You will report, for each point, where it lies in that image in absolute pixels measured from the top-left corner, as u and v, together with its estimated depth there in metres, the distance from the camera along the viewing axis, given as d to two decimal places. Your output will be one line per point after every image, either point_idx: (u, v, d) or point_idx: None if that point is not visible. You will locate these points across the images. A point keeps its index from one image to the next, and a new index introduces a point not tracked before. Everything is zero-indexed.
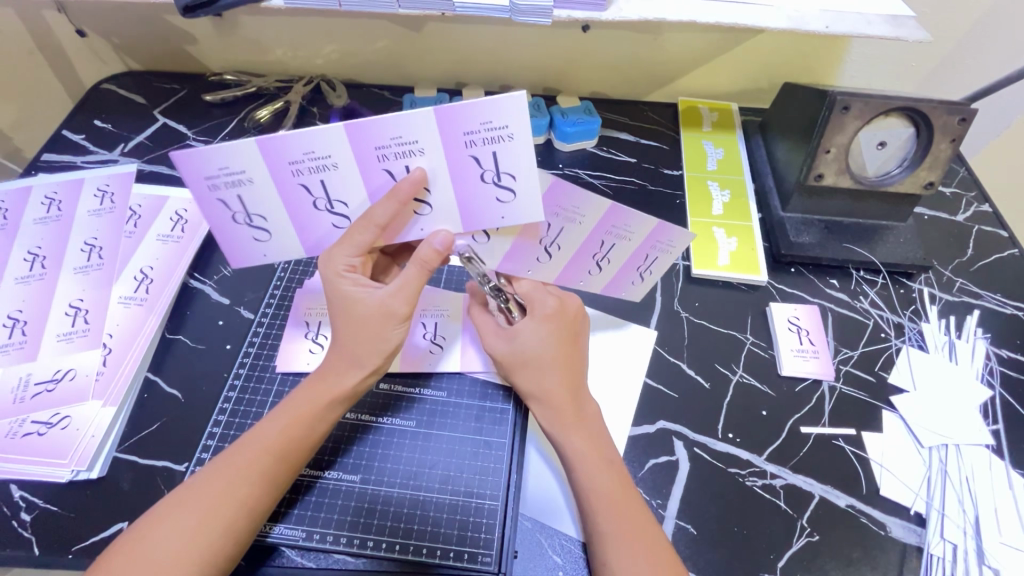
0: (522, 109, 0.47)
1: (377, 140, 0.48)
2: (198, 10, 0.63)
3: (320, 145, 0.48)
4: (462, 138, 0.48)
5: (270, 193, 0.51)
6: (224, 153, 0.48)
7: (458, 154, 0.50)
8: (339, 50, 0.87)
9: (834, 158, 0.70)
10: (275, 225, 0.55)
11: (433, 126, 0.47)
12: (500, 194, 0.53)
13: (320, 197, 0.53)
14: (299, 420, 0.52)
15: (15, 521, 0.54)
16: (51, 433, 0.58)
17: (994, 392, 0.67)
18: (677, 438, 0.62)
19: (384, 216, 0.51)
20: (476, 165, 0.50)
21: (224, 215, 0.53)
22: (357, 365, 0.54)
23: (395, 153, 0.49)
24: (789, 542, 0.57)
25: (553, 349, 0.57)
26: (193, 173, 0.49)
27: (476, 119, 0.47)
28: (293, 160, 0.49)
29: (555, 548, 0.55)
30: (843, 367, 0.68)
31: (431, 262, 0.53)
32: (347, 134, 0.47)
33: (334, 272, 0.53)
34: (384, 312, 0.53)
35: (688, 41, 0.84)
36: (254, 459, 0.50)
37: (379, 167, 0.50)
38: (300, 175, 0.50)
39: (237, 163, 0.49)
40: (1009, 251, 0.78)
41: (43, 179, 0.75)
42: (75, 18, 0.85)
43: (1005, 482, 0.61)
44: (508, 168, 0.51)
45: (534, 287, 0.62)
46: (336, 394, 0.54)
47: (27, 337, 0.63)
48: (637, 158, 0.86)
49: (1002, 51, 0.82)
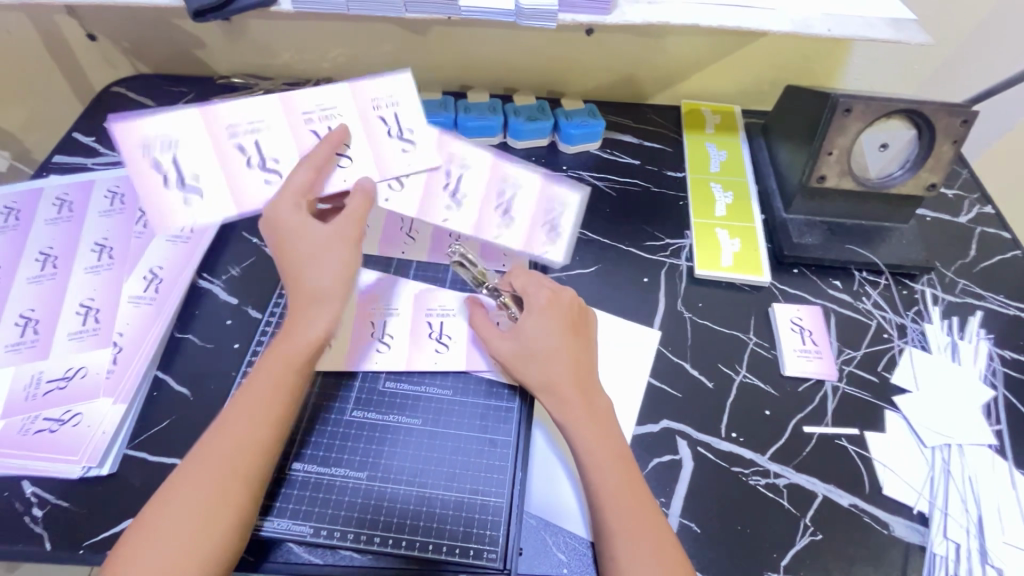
0: (399, 83, 0.62)
1: (302, 106, 0.59)
2: (209, 14, 0.64)
3: (251, 108, 0.57)
4: (368, 102, 0.61)
5: (205, 147, 0.56)
6: (166, 117, 0.55)
7: (366, 114, 0.60)
8: (346, 53, 0.88)
9: (837, 160, 0.71)
10: (206, 183, 0.56)
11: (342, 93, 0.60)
12: (406, 148, 0.62)
13: (253, 156, 0.57)
14: (284, 382, 0.53)
15: (26, 516, 0.55)
16: (62, 430, 0.58)
17: (997, 392, 0.67)
18: (681, 437, 0.63)
19: (319, 159, 0.56)
20: (383, 125, 0.61)
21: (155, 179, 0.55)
22: (316, 303, 0.54)
23: (319, 117, 0.59)
24: (792, 541, 0.57)
25: (558, 340, 0.57)
26: (131, 138, 0.54)
27: (371, 92, 0.61)
28: (231, 124, 0.57)
29: (560, 545, 0.56)
30: (846, 367, 0.68)
31: (364, 203, 0.56)
32: (276, 100, 0.58)
33: (278, 213, 0.54)
34: (337, 235, 0.55)
35: (692, 44, 0.85)
36: (250, 430, 0.50)
37: (304, 129, 0.59)
38: (235, 135, 0.57)
39: (175, 128, 0.55)
40: (1012, 252, 0.79)
41: (54, 180, 0.76)
42: (86, 22, 0.86)
43: (1007, 482, 0.61)
44: (407, 124, 0.62)
45: (530, 280, 0.62)
46: (296, 340, 0.54)
47: (39, 335, 0.64)
48: (641, 160, 0.87)
49: (1004, 54, 0.82)
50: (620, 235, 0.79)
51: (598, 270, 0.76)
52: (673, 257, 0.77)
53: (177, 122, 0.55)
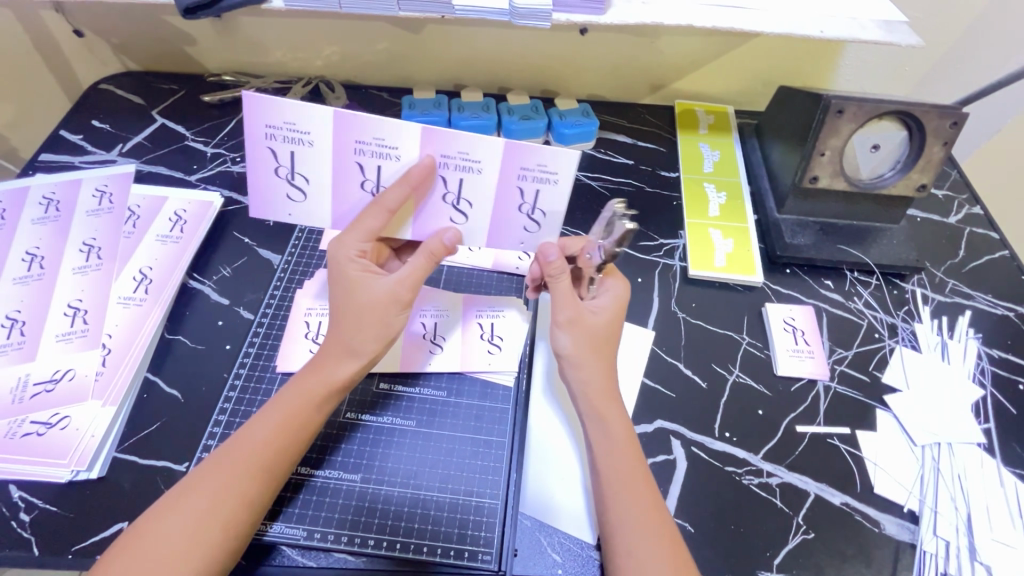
0: (572, 164, 0.53)
1: (445, 149, 0.53)
2: (200, 11, 0.63)
3: (393, 137, 0.52)
4: (517, 170, 0.54)
5: (325, 161, 0.54)
6: (299, 111, 0.52)
7: (507, 181, 0.55)
8: (338, 52, 0.88)
9: (829, 160, 0.71)
10: (315, 191, 0.57)
11: (499, 155, 0.53)
12: (528, 225, 0.58)
13: (369, 179, 0.55)
14: (299, 413, 0.53)
15: (14, 521, 0.54)
16: (50, 433, 0.58)
17: (986, 392, 0.68)
18: (675, 437, 0.63)
19: (395, 200, 0.53)
20: (518, 195, 0.56)
21: (273, 166, 0.55)
22: (355, 353, 0.54)
23: (455, 164, 0.54)
24: (786, 539, 0.58)
25: (608, 329, 0.59)
26: (258, 119, 0.52)
27: (535, 159, 0.53)
28: (360, 138, 0.53)
29: (554, 546, 0.55)
30: (839, 367, 0.69)
31: (438, 254, 0.56)
32: (421, 136, 0.52)
33: (345, 257, 0.54)
34: (391, 298, 0.54)
35: (685, 45, 0.85)
36: (254, 454, 0.50)
37: (435, 172, 0.54)
38: (361, 153, 0.54)
39: (305, 122, 0.52)
40: (1000, 252, 0.80)
41: (41, 179, 0.75)
42: (73, 18, 0.85)
43: (996, 481, 0.62)
44: (544, 206, 0.56)
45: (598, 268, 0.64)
46: (330, 385, 0.54)
47: (26, 337, 0.63)
48: (634, 160, 0.87)
49: (994, 57, 0.83)
50: None
51: None
52: (666, 257, 0.77)
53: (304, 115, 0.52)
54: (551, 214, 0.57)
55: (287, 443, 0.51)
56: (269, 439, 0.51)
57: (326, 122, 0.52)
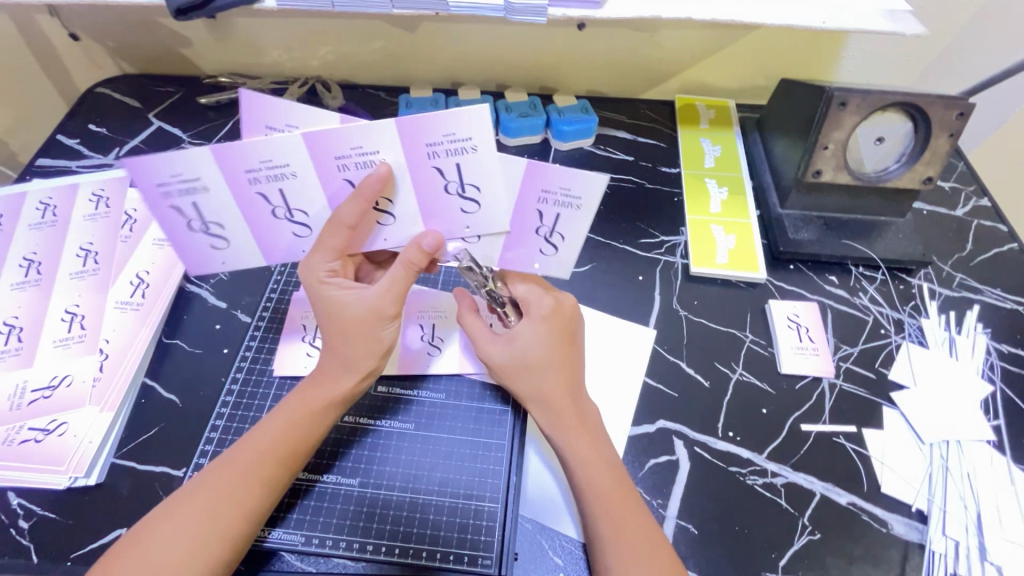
0: (484, 123, 0.48)
1: (337, 148, 0.49)
2: (191, 12, 0.63)
3: (277, 153, 0.49)
4: (425, 150, 0.49)
5: (227, 202, 0.52)
6: (177, 160, 0.48)
7: (422, 165, 0.50)
8: (335, 51, 0.87)
9: (832, 154, 0.70)
10: (233, 233, 0.56)
11: (395, 137, 0.48)
12: (465, 206, 0.54)
13: (278, 205, 0.53)
14: (300, 423, 0.53)
15: (13, 528, 0.54)
16: (48, 441, 0.57)
17: (995, 387, 0.66)
18: (678, 438, 0.62)
19: (351, 217, 0.51)
20: (439, 176, 0.51)
21: (180, 222, 0.53)
22: (352, 365, 0.54)
23: (355, 163, 0.50)
24: (790, 540, 0.57)
25: (551, 352, 0.56)
26: (147, 181, 0.49)
27: (439, 131, 0.48)
28: (249, 168, 0.50)
29: (556, 549, 0.55)
30: (844, 364, 0.68)
31: (417, 262, 0.53)
32: (305, 143, 0.48)
33: (316, 280, 0.53)
34: (375, 312, 0.53)
35: (685, 38, 0.83)
36: (252, 463, 0.50)
37: (338, 175, 0.51)
38: (258, 183, 0.51)
39: (190, 170, 0.49)
40: (1009, 245, 0.78)
41: (37, 184, 0.74)
42: (68, 22, 0.84)
43: (1006, 478, 0.61)
44: (473, 181, 0.52)
45: (532, 290, 0.60)
46: (329, 399, 0.54)
47: (23, 343, 0.63)
48: (635, 156, 0.86)
49: (1001, 45, 0.81)
50: (615, 233, 0.78)
51: (592, 269, 0.75)
52: (667, 254, 0.76)
53: (191, 165, 0.49)
54: (567, 237, 0.58)
55: (285, 453, 0.51)
56: (270, 448, 0.51)
57: (212, 166, 0.49)
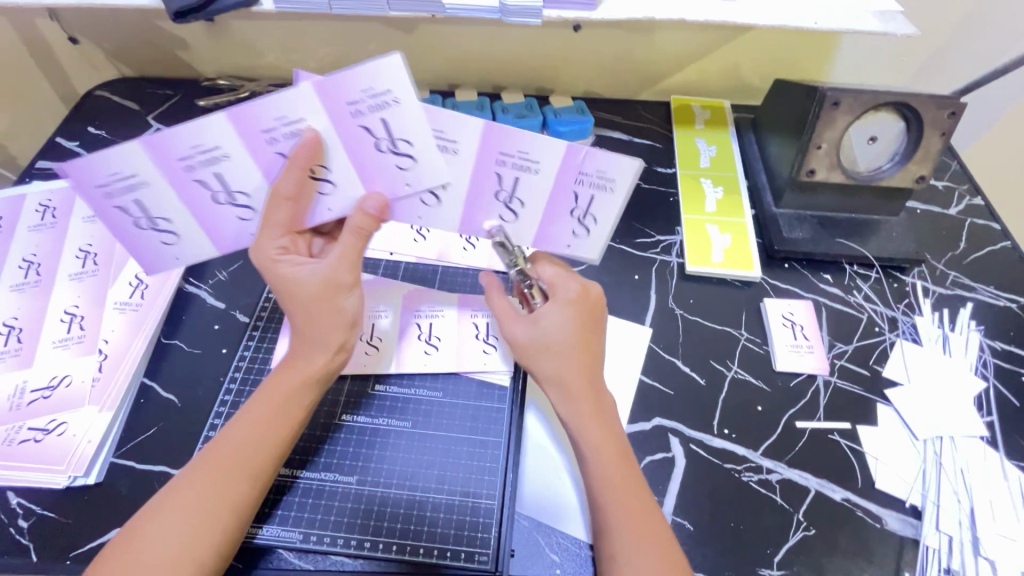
0: (400, 72, 0.48)
1: (261, 122, 0.50)
2: (190, 15, 0.63)
3: (203, 137, 0.50)
4: (347, 109, 0.50)
5: (168, 195, 0.53)
6: (111, 158, 0.50)
7: (346, 124, 0.51)
8: (332, 53, 0.88)
9: (826, 153, 0.71)
10: (181, 226, 0.56)
11: (315, 101, 0.49)
12: (400, 162, 0.54)
13: (218, 190, 0.54)
14: (280, 414, 0.53)
15: (13, 528, 0.55)
16: (47, 440, 0.58)
17: (988, 384, 0.67)
18: (673, 435, 0.63)
19: (288, 187, 0.51)
20: (368, 135, 0.52)
21: (126, 220, 0.55)
22: (318, 346, 0.54)
23: (283, 134, 0.51)
24: (785, 537, 0.57)
25: (575, 336, 0.56)
26: (86, 181, 0.51)
27: (356, 88, 0.48)
28: (182, 156, 0.51)
29: (552, 546, 0.55)
30: (839, 361, 0.68)
31: (366, 227, 0.54)
32: (229, 122, 0.49)
33: (268, 259, 0.53)
34: (329, 282, 0.53)
35: (680, 39, 0.84)
36: (235, 456, 0.50)
37: (269, 150, 0.51)
38: (194, 171, 0.52)
39: (126, 166, 0.51)
40: (1002, 243, 0.79)
41: (36, 186, 0.74)
42: (67, 26, 0.85)
43: (999, 474, 0.61)
44: (402, 135, 0.52)
45: (558, 274, 0.60)
46: (299, 382, 0.54)
47: (22, 344, 0.63)
48: (631, 157, 0.86)
49: (993, 45, 0.82)
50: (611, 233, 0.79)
51: (588, 268, 0.76)
52: (663, 253, 0.77)
53: (126, 163, 0.50)
54: (600, 219, 0.61)
55: (271, 446, 0.51)
56: (257, 440, 0.51)
57: (145, 161, 0.51)
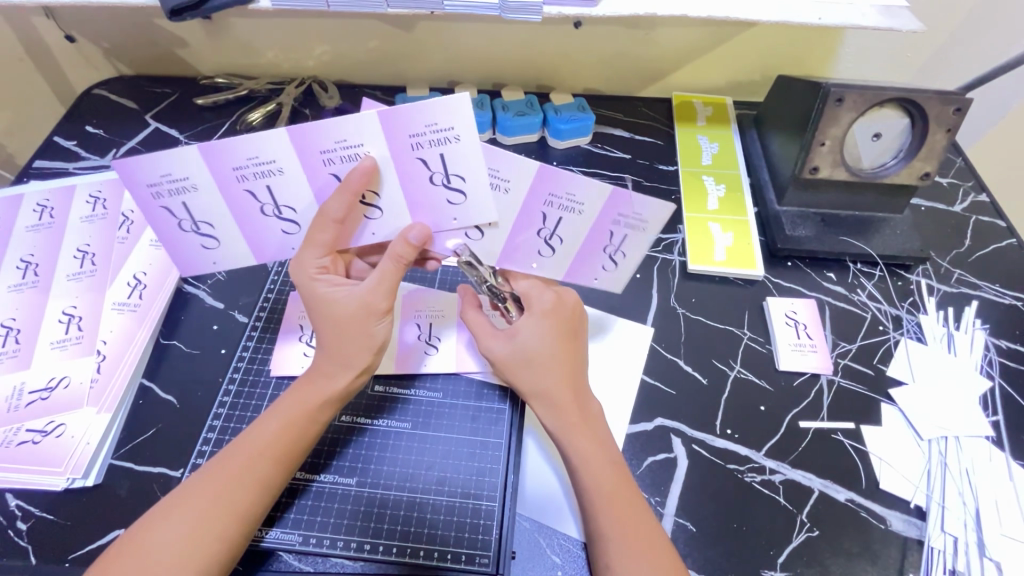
0: (463, 110, 0.48)
1: (321, 144, 0.49)
2: (186, 13, 0.63)
3: (263, 151, 0.49)
4: (408, 141, 0.50)
5: (215, 201, 0.53)
6: (166, 160, 0.49)
7: (405, 157, 0.51)
8: (331, 51, 0.87)
9: (829, 150, 0.70)
10: (223, 232, 0.56)
11: (378, 130, 0.49)
12: (451, 196, 0.54)
13: (266, 203, 0.54)
14: (298, 424, 0.52)
15: (11, 530, 0.54)
16: (46, 442, 0.57)
17: (994, 383, 0.66)
18: (675, 435, 0.62)
19: (338, 211, 0.51)
20: (424, 168, 0.52)
21: (171, 222, 0.54)
22: (346, 364, 0.54)
23: (340, 157, 0.51)
24: (789, 538, 0.57)
25: (554, 349, 0.56)
26: (137, 181, 0.50)
27: (420, 122, 0.49)
28: (237, 166, 0.50)
29: (554, 547, 0.55)
30: (842, 361, 0.68)
31: (406, 255, 0.54)
32: (290, 140, 0.49)
33: (307, 276, 0.54)
34: (366, 307, 0.53)
35: (681, 36, 0.83)
36: (249, 464, 0.50)
37: (324, 171, 0.51)
38: (245, 181, 0.52)
39: (180, 169, 0.50)
40: (1007, 241, 0.78)
41: (34, 186, 0.74)
42: (64, 24, 0.85)
43: (1005, 474, 0.60)
44: (456, 170, 0.52)
45: (533, 285, 0.61)
46: (327, 398, 0.54)
47: (21, 345, 0.63)
48: (632, 154, 0.86)
49: (998, 40, 0.81)
50: None
51: None
52: (664, 252, 0.76)
53: (177, 165, 0.49)
54: (630, 253, 0.60)
55: (281, 454, 0.51)
56: (266, 447, 0.51)
57: (200, 166, 0.50)
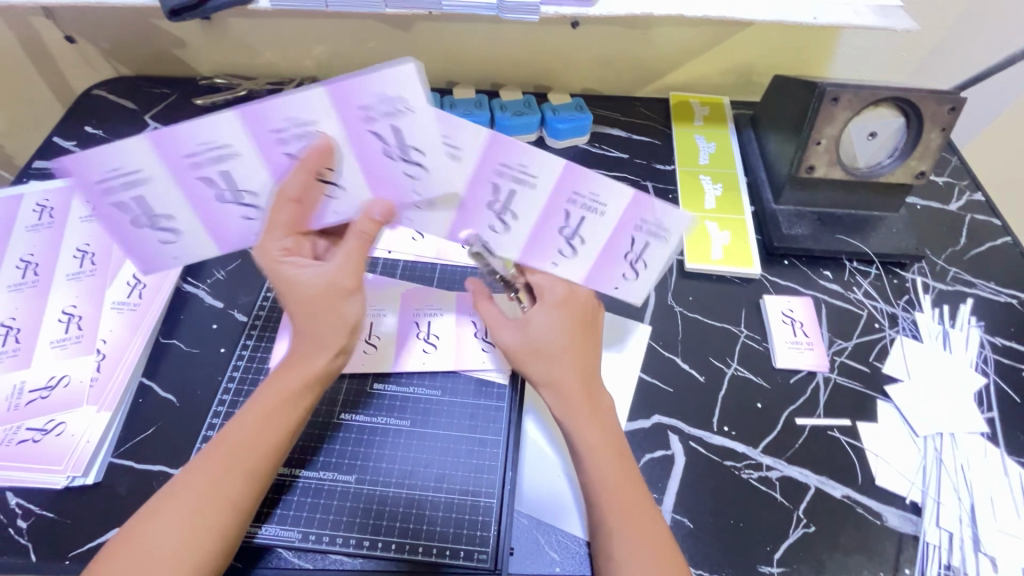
0: (410, 81, 0.47)
1: (272, 123, 0.49)
2: (185, 13, 0.63)
3: (212, 135, 0.49)
4: (357, 113, 0.49)
5: (169, 195, 0.53)
6: (115, 153, 0.49)
7: (356, 130, 0.50)
8: (329, 51, 0.87)
9: (826, 149, 0.70)
10: (183, 225, 0.56)
11: (328, 104, 0.48)
12: (409, 170, 0.53)
13: (223, 190, 0.53)
14: (279, 410, 0.52)
15: (11, 528, 0.55)
16: (46, 440, 0.58)
17: (988, 380, 0.67)
18: (672, 433, 0.63)
19: (294, 188, 0.52)
20: (378, 141, 0.51)
21: (124, 218, 0.54)
22: (323, 345, 0.53)
23: (293, 135, 0.50)
24: (786, 534, 0.57)
25: (567, 340, 0.56)
26: (83, 176, 0.50)
27: (367, 91, 0.48)
28: (187, 153, 0.50)
29: (552, 544, 0.55)
30: (838, 358, 0.68)
31: (369, 231, 0.54)
32: (236, 120, 0.48)
33: (271, 259, 0.54)
34: (332, 287, 0.53)
35: (678, 36, 0.84)
36: (234, 456, 0.50)
37: (279, 151, 0.51)
38: (199, 168, 0.51)
39: (130, 162, 0.50)
40: (1002, 239, 0.79)
41: (34, 186, 0.74)
42: (63, 24, 0.85)
43: (1000, 470, 0.61)
44: (415, 144, 0.51)
45: (547, 278, 0.61)
46: (305, 380, 0.53)
47: (21, 344, 0.63)
48: (629, 154, 0.86)
49: (992, 40, 0.82)
50: None
51: None
52: None
53: (126, 160, 0.49)
54: (652, 263, 0.60)
55: (266, 446, 0.51)
56: (252, 437, 0.50)
57: (150, 159, 0.50)
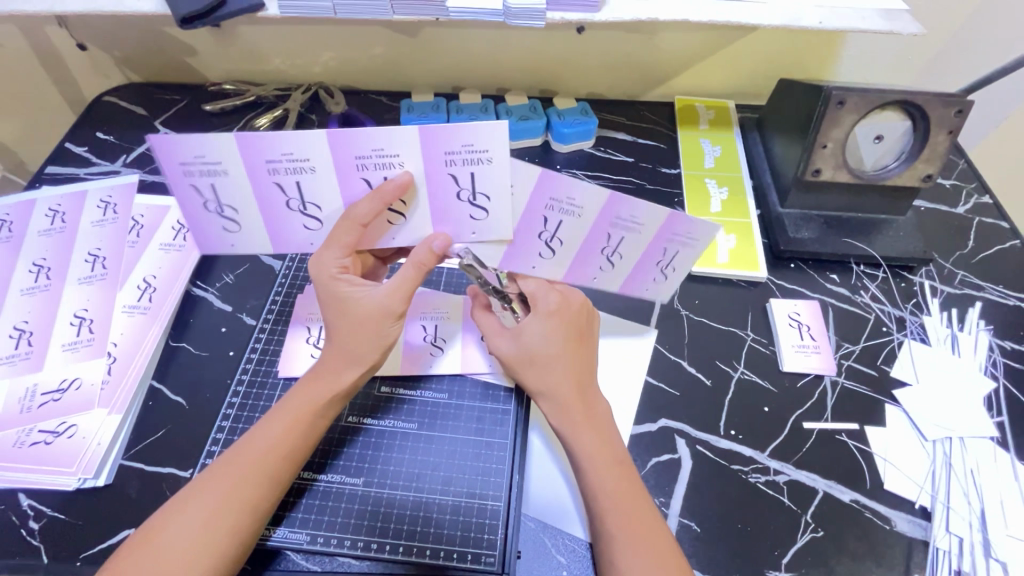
0: (500, 135, 0.49)
1: (358, 149, 0.49)
2: (197, 21, 0.64)
3: (300, 148, 0.49)
4: (442, 157, 0.50)
5: (243, 190, 0.52)
6: (201, 142, 0.48)
7: (437, 172, 0.51)
8: (337, 57, 0.88)
9: (832, 153, 0.70)
10: (245, 220, 0.55)
11: (418, 145, 0.49)
12: (474, 212, 0.55)
13: (293, 198, 0.53)
14: (303, 421, 0.53)
15: (23, 529, 0.55)
16: (57, 442, 0.58)
17: (998, 384, 0.66)
18: (679, 436, 0.62)
19: (365, 214, 0.52)
20: (453, 183, 0.52)
21: (195, 203, 0.53)
22: (355, 362, 0.54)
23: (375, 164, 0.50)
24: (794, 539, 0.57)
25: (560, 347, 0.56)
26: (169, 158, 0.49)
27: (458, 141, 0.49)
28: (270, 159, 0.50)
29: (559, 548, 0.55)
30: (846, 362, 0.68)
31: (427, 262, 0.54)
32: (328, 140, 0.48)
33: (328, 276, 0.54)
34: (381, 312, 0.53)
35: (683, 40, 0.84)
36: (261, 461, 0.50)
37: (358, 175, 0.51)
38: (276, 174, 0.51)
39: (213, 153, 0.49)
40: (1010, 242, 0.78)
41: (47, 191, 0.75)
42: (76, 32, 0.86)
43: (1010, 474, 0.61)
44: (484, 190, 0.53)
45: (539, 285, 0.60)
46: (333, 395, 0.54)
47: (33, 347, 0.64)
48: (635, 158, 0.86)
49: (999, 43, 0.81)
50: None
51: None
52: None
53: (209, 149, 0.49)
54: (679, 269, 0.63)
55: (288, 454, 0.51)
56: (274, 446, 0.51)
57: (233, 155, 0.49)
